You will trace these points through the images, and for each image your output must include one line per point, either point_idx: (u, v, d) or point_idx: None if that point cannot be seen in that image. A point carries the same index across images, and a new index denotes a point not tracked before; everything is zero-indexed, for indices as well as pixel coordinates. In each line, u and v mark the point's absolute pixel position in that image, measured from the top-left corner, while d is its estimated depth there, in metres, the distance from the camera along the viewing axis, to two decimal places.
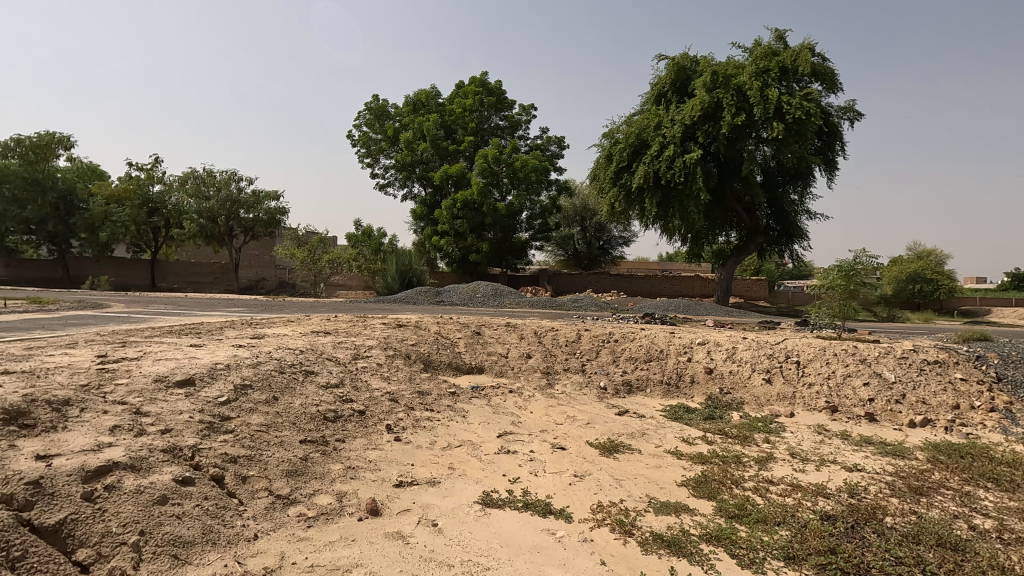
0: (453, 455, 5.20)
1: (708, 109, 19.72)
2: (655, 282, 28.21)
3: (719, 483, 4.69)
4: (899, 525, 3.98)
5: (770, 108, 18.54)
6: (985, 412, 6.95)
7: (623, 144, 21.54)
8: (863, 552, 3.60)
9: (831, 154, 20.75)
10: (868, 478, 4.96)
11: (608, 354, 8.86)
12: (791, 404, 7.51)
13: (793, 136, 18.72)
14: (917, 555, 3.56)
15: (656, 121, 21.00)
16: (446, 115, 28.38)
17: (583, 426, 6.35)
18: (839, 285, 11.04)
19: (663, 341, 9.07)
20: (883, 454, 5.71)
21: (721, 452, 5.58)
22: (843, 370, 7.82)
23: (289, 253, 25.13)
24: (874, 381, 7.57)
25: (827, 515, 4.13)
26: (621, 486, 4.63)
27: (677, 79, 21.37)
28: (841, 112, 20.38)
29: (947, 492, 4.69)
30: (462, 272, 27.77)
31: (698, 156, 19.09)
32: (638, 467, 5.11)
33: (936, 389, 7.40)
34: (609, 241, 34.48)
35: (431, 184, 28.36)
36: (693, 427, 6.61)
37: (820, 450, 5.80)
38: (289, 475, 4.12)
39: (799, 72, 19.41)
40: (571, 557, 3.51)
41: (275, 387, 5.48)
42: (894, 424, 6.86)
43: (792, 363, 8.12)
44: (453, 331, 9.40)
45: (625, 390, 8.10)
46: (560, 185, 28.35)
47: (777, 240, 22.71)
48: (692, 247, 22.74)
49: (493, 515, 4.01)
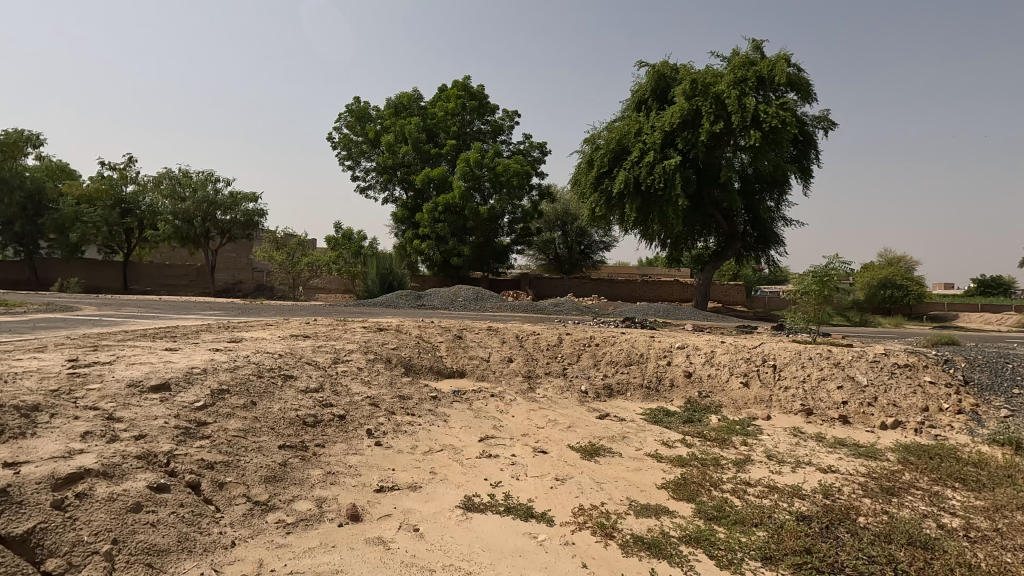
0: (434, 459, 5.18)
1: (687, 117, 20.03)
2: (635, 286, 28.52)
3: (699, 485, 4.76)
4: (871, 525, 4.09)
5: (747, 116, 18.90)
6: (952, 414, 7.19)
7: (604, 149, 21.76)
8: (837, 552, 3.68)
9: (806, 163, 21.20)
10: (841, 479, 5.08)
11: (589, 358, 8.92)
12: (768, 408, 7.65)
13: (770, 144, 19.05)
14: (889, 554, 3.65)
15: (636, 127, 21.28)
16: (428, 118, 28.34)
17: (564, 430, 6.38)
18: (814, 290, 11.30)
19: (643, 344, 9.16)
20: (856, 456, 5.85)
21: (700, 455, 5.65)
22: (818, 373, 7.98)
23: (267, 256, 24.66)
24: (848, 384, 7.76)
25: (803, 515, 4.22)
26: (602, 489, 4.66)
27: (657, 87, 21.71)
28: (816, 122, 20.86)
29: (918, 493, 4.81)
30: (443, 276, 27.73)
31: (677, 162, 19.35)
32: (619, 470, 5.16)
33: (907, 392, 7.60)
34: (590, 246, 34.71)
35: (413, 187, 28.25)
36: (672, 430, 6.69)
37: (796, 452, 5.92)
38: (267, 481, 4.06)
39: (775, 82, 19.81)
40: (552, 560, 3.53)
41: (254, 392, 5.40)
42: (867, 426, 7.02)
43: (769, 367, 8.26)
44: (435, 335, 9.36)
45: (606, 393, 8.16)
46: (542, 190, 28.46)
47: (754, 246, 23.01)
48: (671, 252, 23.21)
49: (475, 520, 4.00)
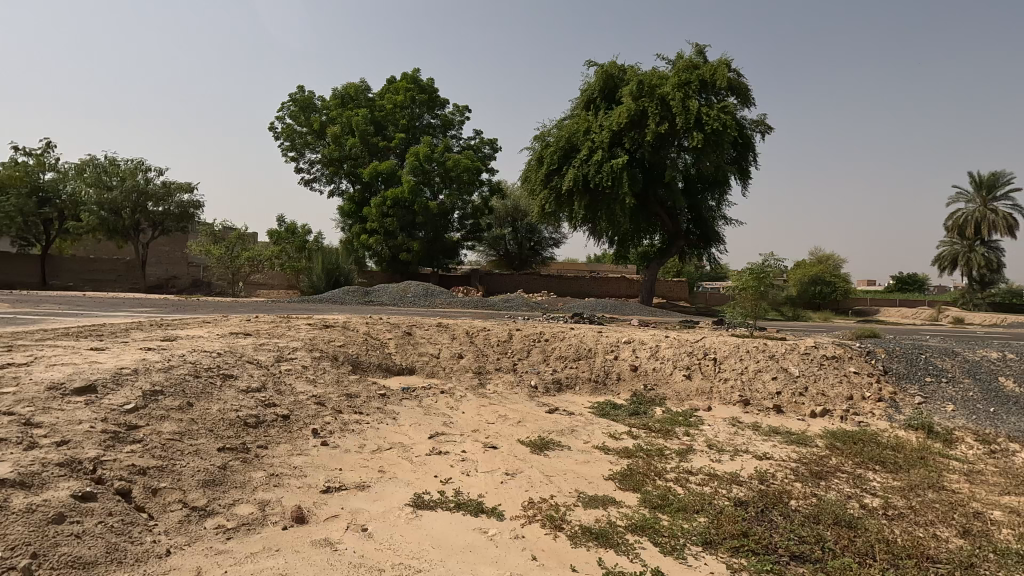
0: (383, 458, 5.10)
1: (634, 117, 20.52)
2: (584, 282, 29.00)
3: (644, 475, 4.91)
4: (802, 508, 4.35)
5: (690, 118, 19.55)
6: (873, 401, 7.74)
7: (554, 147, 21.99)
8: (772, 534, 3.89)
9: (745, 164, 22.17)
10: (775, 465, 5.37)
11: (539, 353, 9.02)
12: (708, 399, 7.97)
13: (711, 146, 19.80)
14: (817, 534, 3.90)
15: (585, 126, 21.62)
16: (376, 110, 27.72)
17: (514, 424, 6.43)
18: (751, 287, 11.85)
19: (592, 339, 9.34)
20: (789, 443, 6.20)
21: (645, 446, 5.83)
22: (754, 365, 8.39)
23: (203, 251, 23.45)
24: (781, 375, 8.20)
25: (740, 501, 4.43)
26: (551, 482, 4.73)
27: (605, 86, 22.12)
28: (754, 125, 21.83)
29: (842, 476, 5.15)
30: (391, 271, 27.23)
31: (625, 161, 19.80)
32: (568, 463, 5.25)
33: (834, 382, 8.12)
34: (539, 242, 34.99)
35: (360, 180, 27.59)
36: (619, 422, 6.87)
37: (734, 441, 6.21)
38: (205, 486, 3.88)
39: (717, 86, 20.59)
40: (502, 554, 3.55)
41: (190, 393, 5.14)
42: (798, 414, 7.44)
43: (710, 360, 8.61)
44: (383, 331, 9.20)
45: (555, 388, 8.27)
46: (492, 186, 28.44)
47: (697, 244, 23.85)
48: (618, 249, 23.74)
49: (424, 517, 3.97)
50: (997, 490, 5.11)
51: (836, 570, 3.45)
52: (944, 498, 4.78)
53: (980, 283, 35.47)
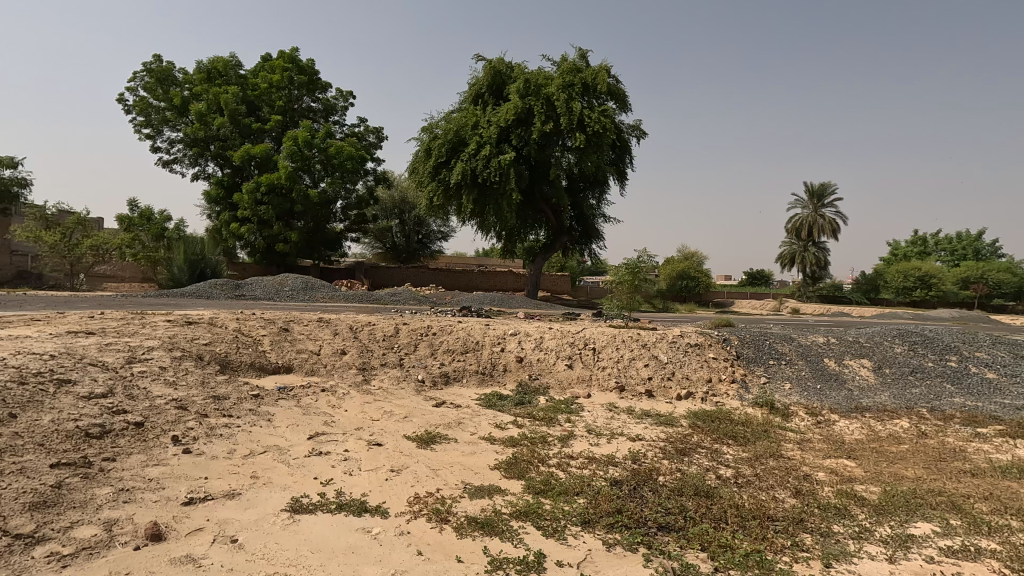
0: (256, 462, 4.75)
1: (521, 115, 20.98)
2: (472, 276, 29.18)
3: (528, 463, 5.07)
4: (667, 482, 4.76)
5: (573, 119, 20.40)
6: (728, 383, 8.68)
7: (442, 139, 21.80)
8: (642, 508, 4.22)
9: (622, 166, 23.63)
10: (646, 445, 5.82)
11: (426, 347, 8.93)
12: (588, 386, 8.42)
13: (592, 147, 20.83)
14: (680, 505, 4.29)
15: (473, 120, 21.69)
16: (249, 89, 25.57)
17: (400, 420, 6.31)
18: (626, 281, 12.73)
19: (479, 332, 9.43)
20: (658, 424, 6.75)
21: (529, 434, 6.03)
22: (629, 354, 9.02)
23: (31, 236, 20.11)
24: (652, 362, 8.90)
25: (615, 480, 4.75)
26: (437, 476, 4.72)
27: (493, 82, 22.36)
28: (630, 130, 23.32)
29: (702, 451, 5.72)
30: (266, 263, 25.32)
31: (512, 157, 20.17)
32: (454, 455, 5.26)
33: (696, 366, 8.97)
34: (427, 235, 34.56)
35: (230, 163, 25.34)
36: (505, 412, 7.03)
37: (610, 424, 6.64)
38: (33, 509, 3.35)
39: (597, 90, 21.69)
40: (387, 552, 3.48)
41: (13, 402, 4.39)
42: (666, 398, 8.12)
43: (590, 349, 9.10)
44: (256, 327, 8.55)
45: (442, 381, 8.24)
46: (378, 176, 27.53)
47: (579, 240, 25.01)
48: (506, 244, 24.19)
49: (303, 522, 3.77)
50: (821, 455, 5.99)
51: (695, 535, 3.83)
52: (781, 464, 5.52)
53: (812, 279, 41.24)
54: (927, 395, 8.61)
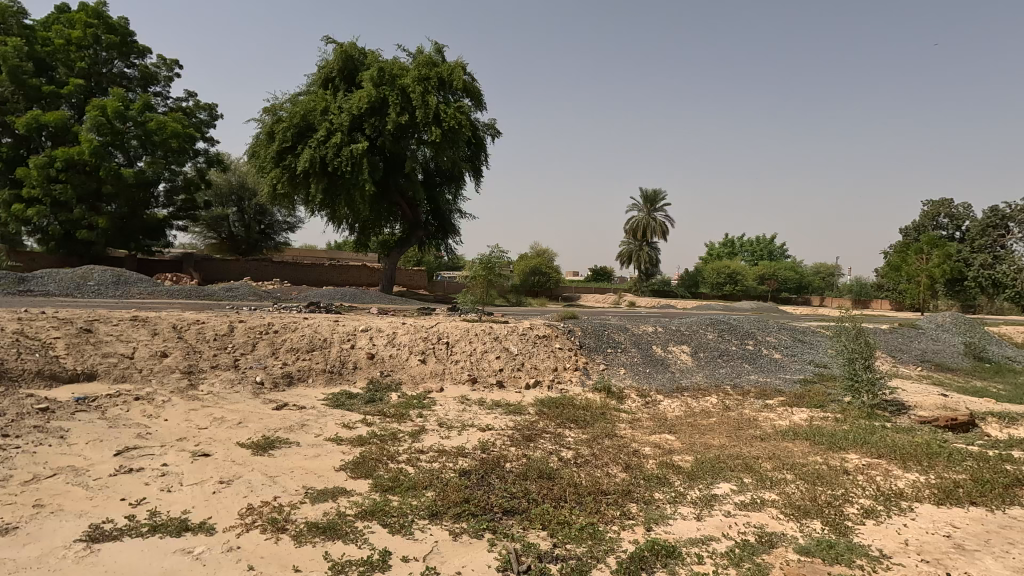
0: (42, 488, 3.99)
1: (375, 104, 20.26)
2: (322, 270, 27.57)
3: (376, 461, 4.94)
4: (514, 468, 4.97)
5: (429, 113, 20.20)
6: (572, 371, 9.31)
7: (286, 123, 20.22)
8: (488, 495, 4.35)
9: (478, 163, 24.02)
10: (495, 434, 6.01)
11: (266, 346, 8.24)
12: (441, 380, 8.44)
13: (448, 142, 20.86)
14: (525, 489, 4.50)
15: (323, 105, 20.46)
16: (37, 43, 21.23)
17: (233, 427, 5.75)
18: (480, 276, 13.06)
19: (327, 329, 8.95)
20: (507, 413, 7.02)
21: (379, 431, 5.88)
22: (482, 347, 9.25)
23: None
24: (503, 354, 9.23)
25: (464, 470, 4.83)
26: (275, 483, 4.39)
27: (345, 67, 21.29)
28: (486, 128, 23.77)
29: (547, 436, 6.08)
30: (63, 253, 21.31)
31: (365, 147, 19.39)
32: (295, 460, 4.94)
33: (544, 357, 9.49)
34: (271, 226, 31.85)
35: (10, 131, 20.83)
36: (354, 411, 6.77)
37: (462, 417, 6.74)
38: None
39: (453, 86, 21.76)
40: (212, 573, 3.15)
41: None
42: (516, 387, 8.45)
43: (443, 344, 9.14)
44: (45, 329, 7.16)
45: (285, 382, 7.66)
46: (211, 158, 24.67)
47: (435, 235, 24.91)
48: (359, 236, 23.24)
49: (105, 552, 3.26)
50: (648, 431, 6.72)
51: (537, 515, 4.05)
52: (614, 443, 6.07)
53: (646, 275, 45.90)
54: (731, 374, 10.10)
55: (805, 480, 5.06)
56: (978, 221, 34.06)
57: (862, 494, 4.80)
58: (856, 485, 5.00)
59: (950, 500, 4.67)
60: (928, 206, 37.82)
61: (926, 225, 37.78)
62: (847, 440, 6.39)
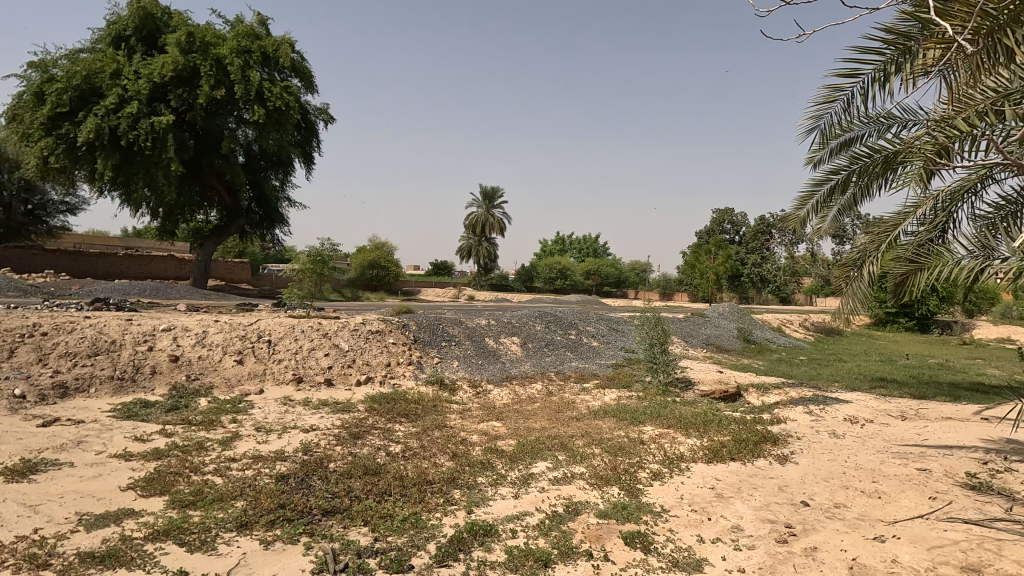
0: None
1: (182, 73, 17.83)
2: (115, 261, 23.55)
3: (175, 475, 4.42)
4: (337, 467, 4.83)
5: (251, 89, 18.36)
6: (405, 365, 9.27)
7: (62, 83, 16.86)
8: (307, 498, 4.17)
9: (308, 149, 22.50)
10: (320, 435, 5.76)
11: (31, 352, 6.84)
12: (261, 381, 7.80)
13: (273, 124, 19.20)
14: (347, 487, 4.40)
15: (113, 67, 17.48)
16: None
17: None
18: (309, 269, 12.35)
19: (117, 330, 7.71)
20: (335, 412, 6.75)
21: (181, 442, 5.26)
22: (308, 345, 8.78)
23: None
24: (333, 351, 8.86)
25: (281, 475, 4.55)
26: (36, 514, 3.69)
27: (143, 27, 18.42)
28: (317, 112, 22.36)
29: (375, 432, 5.99)
30: None
31: (170, 121, 16.97)
32: (67, 484, 4.20)
33: (376, 352, 9.30)
34: (42, 206, 26.31)
35: None
36: (151, 422, 5.94)
37: (284, 419, 6.32)
38: None
39: (279, 63, 20.06)
40: None
41: None
42: (345, 385, 8.14)
43: (264, 342, 8.48)
44: None
45: (57, 394, 6.43)
46: None
47: (259, 225, 22.79)
48: (163, 222, 20.31)
49: None
50: (476, 420, 7.00)
51: (358, 512, 3.98)
52: (443, 434, 6.21)
53: (484, 270, 47.33)
54: (555, 361, 10.93)
55: (609, 452, 5.71)
56: (751, 228, 41.27)
57: (653, 460, 5.58)
58: (649, 453, 5.79)
59: (716, 458, 5.65)
60: (716, 214, 44.74)
61: (714, 230, 44.65)
62: (646, 415, 7.35)
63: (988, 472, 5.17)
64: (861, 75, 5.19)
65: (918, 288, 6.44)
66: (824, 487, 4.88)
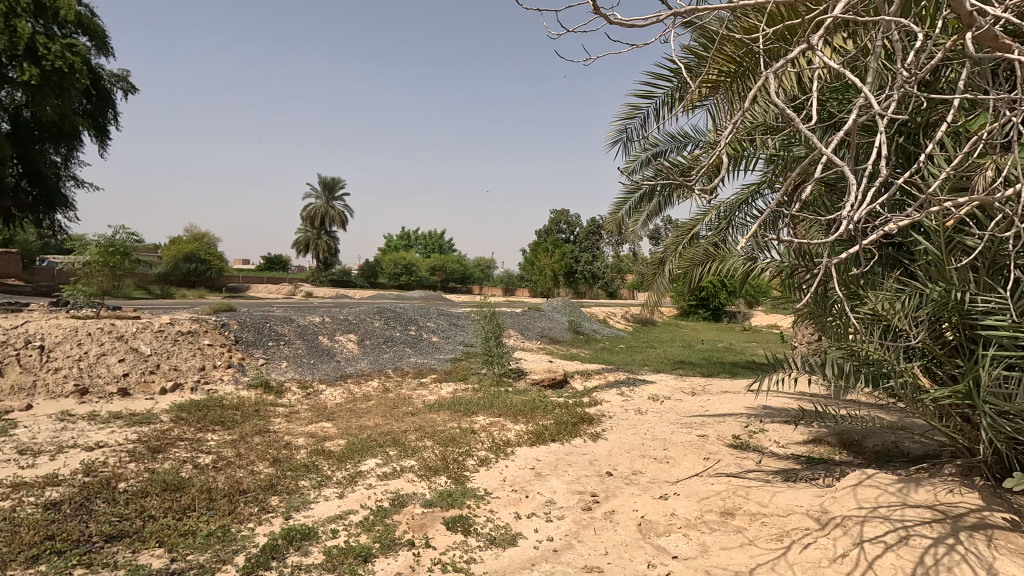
0: None
1: None
2: None
3: None
4: (129, 486, 4.26)
5: (18, 42, 15.06)
6: (223, 368, 8.43)
7: None
8: (85, 525, 3.61)
9: (102, 121, 19.17)
10: (108, 452, 5.01)
11: None
12: (29, 395, 6.50)
13: (51, 87, 15.98)
14: (140, 507, 3.91)
15: None
16: None
17: None
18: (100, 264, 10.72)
19: None
20: (130, 424, 5.91)
21: None
22: (97, 350, 7.62)
23: None
24: (130, 357, 7.74)
25: (51, 503, 3.89)
26: None
27: None
28: (113, 79, 19.14)
29: (181, 444, 5.38)
30: None
31: None
32: None
33: (187, 355, 8.32)
34: None
35: None
36: None
37: (60, 437, 5.36)
38: None
39: (60, 15, 16.78)
40: None
41: None
42: (146, 394, 7.11)
43: (34, 348, 7.26)
44: None
45: None
46: None
47: (33, 208, 18.83)
48: None
49: None
50: (304, 422, 6.65)
51: (152, 533, 3.57)
52: (264, 439, 5.80)
53: (324, 264, 44.81)
54: (393, 358, 10.80)
55: (440, 444, 5.83)
56: (584, 228, 44.79)
57: (481, 447, 5.83)
58: (478, 441, 6.04)
59: (539, 440, 6.10)
60: (554, 215, 47.71)
61: (552, 229, 47.60)
62: (479, 405, 7.64)
63: (748, 433, 6.32)
64: (654, 97, 5.95)
65: (710, 280, 7.63)
66: (626, 458, 5.55)
